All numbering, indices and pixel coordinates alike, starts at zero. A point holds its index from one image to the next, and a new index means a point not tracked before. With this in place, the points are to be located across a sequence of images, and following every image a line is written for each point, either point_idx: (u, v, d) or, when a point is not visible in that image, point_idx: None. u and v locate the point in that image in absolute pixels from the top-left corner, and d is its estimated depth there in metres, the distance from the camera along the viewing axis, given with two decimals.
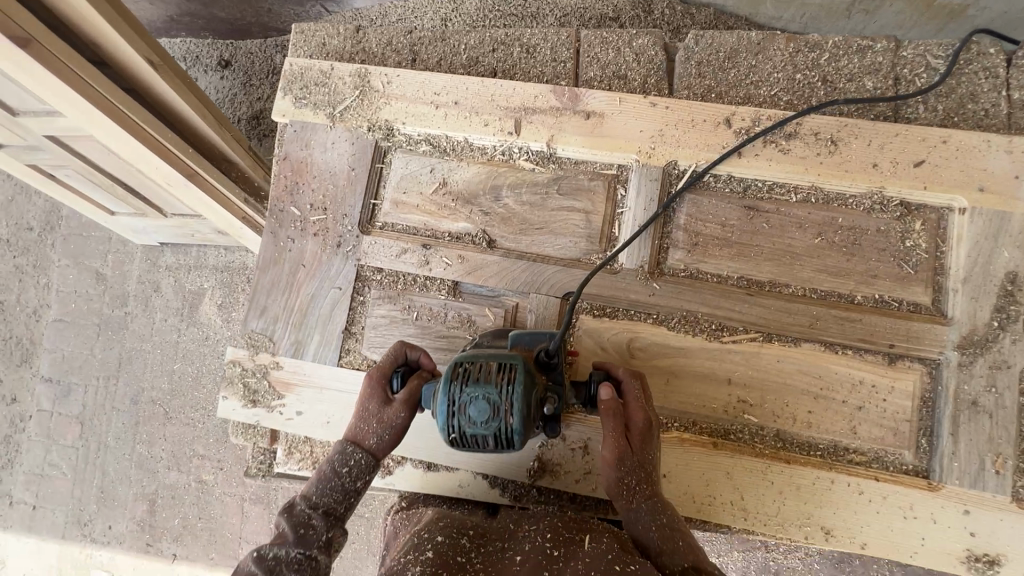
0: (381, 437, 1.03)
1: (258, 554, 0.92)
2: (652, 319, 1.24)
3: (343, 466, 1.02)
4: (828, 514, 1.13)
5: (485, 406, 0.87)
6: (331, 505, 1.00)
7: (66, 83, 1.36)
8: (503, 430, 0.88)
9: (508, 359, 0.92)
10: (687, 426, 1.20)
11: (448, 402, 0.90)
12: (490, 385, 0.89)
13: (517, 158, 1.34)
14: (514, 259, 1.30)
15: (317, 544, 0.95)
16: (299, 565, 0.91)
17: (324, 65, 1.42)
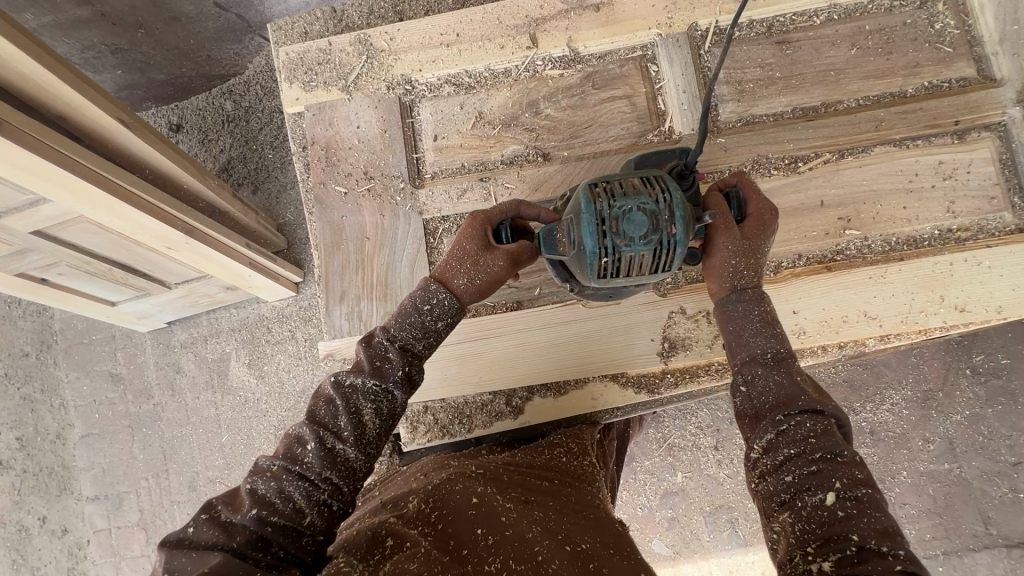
0: (473, 281, 1.06)
1: (337, 381, 0.97)
2: (727, 175, 1.25)
3: (426, 303, 1.04)
4: (955, 292, 1.16)
5: (643, 218, 0.92)
6: (409, 342, 1.01)
7: (46, 161, 1.18)
8: (663, 240, 0.94)
9: (653, 177, 0.97)
10: (795, 261, 1.22)
11: (604, 221, 0.93)
12: (641, 200, 0.94)
13: (543, 70, 1.33)
14: (574, 163, 1.28)
15: (393, 378, 0.98)
16: (374, 396, 0.95)
17: (321, 42, 1.38)
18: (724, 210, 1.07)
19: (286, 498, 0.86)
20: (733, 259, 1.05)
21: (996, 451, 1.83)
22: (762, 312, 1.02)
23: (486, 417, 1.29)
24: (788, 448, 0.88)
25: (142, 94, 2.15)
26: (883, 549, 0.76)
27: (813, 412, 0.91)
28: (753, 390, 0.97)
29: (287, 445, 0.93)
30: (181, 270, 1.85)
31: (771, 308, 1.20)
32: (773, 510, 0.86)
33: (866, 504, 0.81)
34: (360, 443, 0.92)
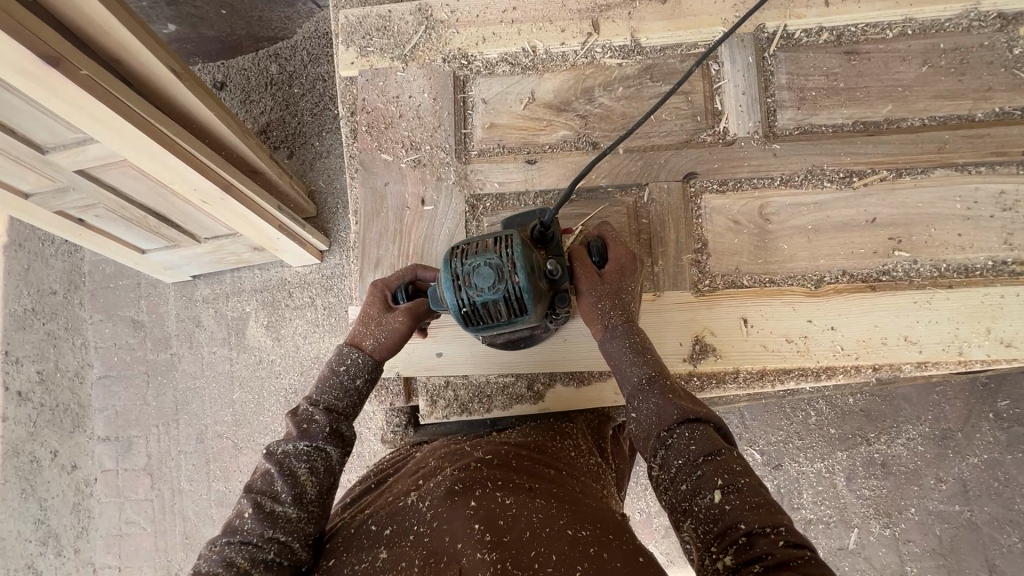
0: (379, 338, 1.08)
1: (269, 450, 0.98)
2: (778, 182, 1.23)
3: (341, 363, 1.07)
4: (1002, 326, 1.13)
5: (489, 271, 0.95)
6: (331, 402, 1.03)
7: (101, 102, 1.20)
8: (510, 288, 0.95)
9: (503, 233, 1.00)
10: (838, 277, 1.19)
11: (451, 279, 0.98)
12: (487, 256, 0.97)
13: (602, 57, 1.31)
14: (623, 154, 1.27)
15: (320, 438, 0.98)
16: (305, 456, 0.96)
17: (381, 9, 1.37)
18: (584, 259, 1.09)
19: (230, 565, 0.85)
20: (597, 301, 1.05)
21: (1010, 499, 1.79)
22: (641, 347, 1.03)
23: (507, 398, 1.29)
24: (677, 458, 0.89)
25: (193, 47, 2.18)
26: (770, 528, 0.79)
27: (689, 421, 0.92)
28: (639, 417, 0.97)
29: (228, 523, 0.92)
30: (213, 225, 1.87)
31: (809, 321, 1.18)
32: (679, 520, 0.86)
33: (749, 493, 0.83)
34: (300, 503, 0.92)
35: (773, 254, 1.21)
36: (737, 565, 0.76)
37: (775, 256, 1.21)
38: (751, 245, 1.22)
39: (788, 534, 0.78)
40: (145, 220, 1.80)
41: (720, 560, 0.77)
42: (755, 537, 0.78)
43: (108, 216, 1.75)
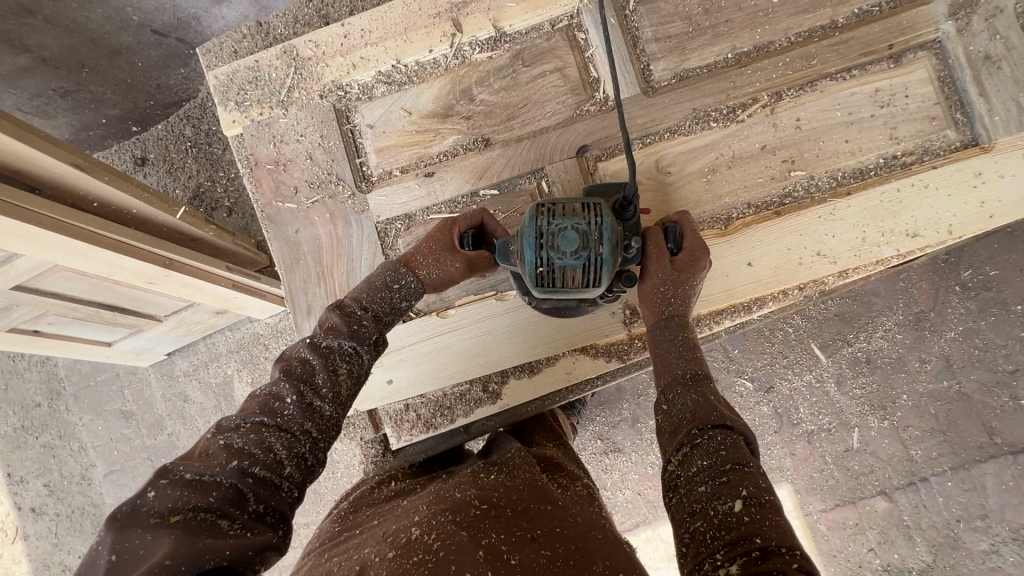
0: (432, 273, 1.19)
1: (313, 343, 1.02)
2: (666, 134, 1.25)
3: (396, 283, 1.15)
4: (907, 218, 1.15)
5: (574, 236, 1.01)
6: (379, 313, 1.12)
7: (15, 218, 1.20)
8: (592, 258, 1.01)
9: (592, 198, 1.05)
10: (744, 211, 1.21)
11: (539, 237, 1.03)
12: (576, 220, 1.03)
13: (471, 55, 1.31)
14: (514, 145, 1.28)
15: (367, 341, 1.05)
16: (349, 358, 1.02)
17: (248, 61, 1.37)
18: (659, 240, 1.14)
19: (267, 450, 0.89)
20: (660, 288, 1.12)
21: (994, 362, 1.84)
22: (685, 343, 1.09)
23: (466, 404, 1.32)
24: (702, 460, 0.92)
25: (98, 134, 2.16)
26: (786, 551, 0.80)
27: (725, 426, 0.95)
28: (672, 408, 1.00)
29: (262, 404, 0.95)
30: (169, 301, 1.88)
31: (727, 260, 1.20)
32: (687, 521, 0.89)
33: (770, 511, 0.86)
34: (336, 402, 0.98)
35: (678, 205, 1.23)
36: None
37: (680, 207, 1.23)
38: (655, 202, 1.23)
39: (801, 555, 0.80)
40: (102, 314, 1.80)
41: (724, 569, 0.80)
42: (768, 556, 0.79)
43: (64, 321, 1.76)
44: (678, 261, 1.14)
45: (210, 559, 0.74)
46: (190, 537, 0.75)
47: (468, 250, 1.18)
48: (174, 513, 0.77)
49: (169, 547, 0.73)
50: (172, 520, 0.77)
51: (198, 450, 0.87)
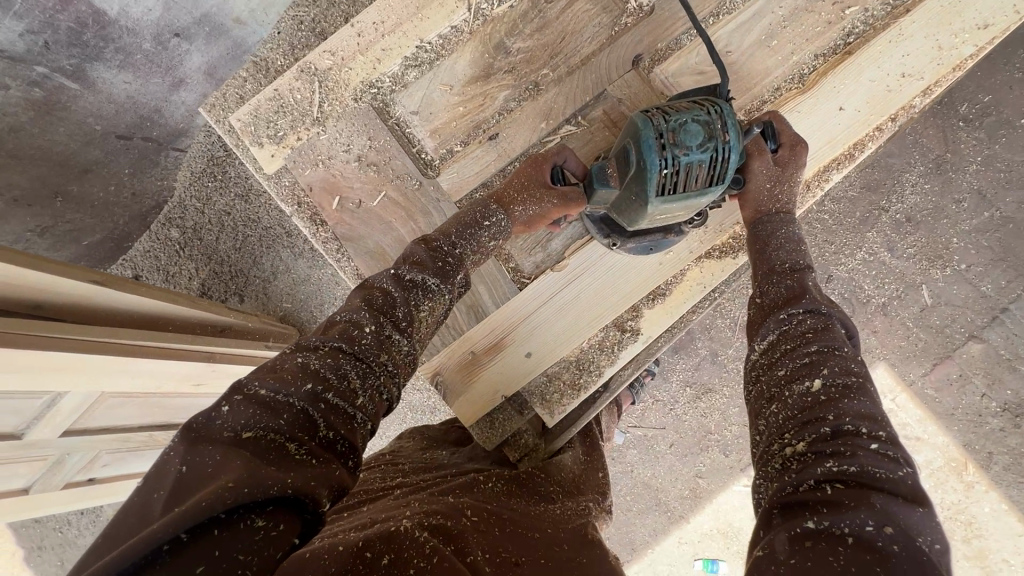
0: (525, 209, 1.23)
1: (396, 274, 1.12)
2: (713, 18, 1.24)
3: (485, 219, 1.22)
4: (973, 14, 1.18)
5: (698, 127, 1.04)
6: (463, 250, 1.20)
7: None
8: (717, 147, 1.05)
9: (697, 98, 1.10)
10: (813, 63, 1.23)
11: (661, 134, 1.03)
12: (692, 115, 1.06)
13: (492, 10, 1.27)
14: (568, 80, 1.26)
15: (449, 278, 1.16)
16: (429, 288, 1.13)
17: (266, 92, 1.29)
18: (760, 140, 1.21)
19: (343, 375, 0.94)
20: (766, 185, 1.21)
21: None
22: (788, 237, 1.21)
23: (607, 355, 1.42)
24: (785, 343, 1.07)
25: None
26: (863, 432, 0.90)
27: (813, 311, 1.09)
28: (762, 298, 1.17)
29: (340, 331, 1.01)
30: None
31: (819, 112, 1.22)
32: (763, 404, 1.03)
33: (852, 391, 0.96)
34: (410, 334, 1.07)
35: (749, 81, 1.23)
36: (810, 454, 0.90)
37: (751, 81, 1.23)
38: (727, 84, 1.23)
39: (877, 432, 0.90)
40: None
41: (792, 447, 0.92)
42: (841, 433, 0.91)
43: None
44: (777, 158, 1.22)
45: (275, 485, 0.73)
46: (259, 456, 0.76)
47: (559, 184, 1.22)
48: (246, 430, 0.79)
49: (235, 469, 0.73)
50: (247, 436, 0.78)
51: (271, 365, 0.91)
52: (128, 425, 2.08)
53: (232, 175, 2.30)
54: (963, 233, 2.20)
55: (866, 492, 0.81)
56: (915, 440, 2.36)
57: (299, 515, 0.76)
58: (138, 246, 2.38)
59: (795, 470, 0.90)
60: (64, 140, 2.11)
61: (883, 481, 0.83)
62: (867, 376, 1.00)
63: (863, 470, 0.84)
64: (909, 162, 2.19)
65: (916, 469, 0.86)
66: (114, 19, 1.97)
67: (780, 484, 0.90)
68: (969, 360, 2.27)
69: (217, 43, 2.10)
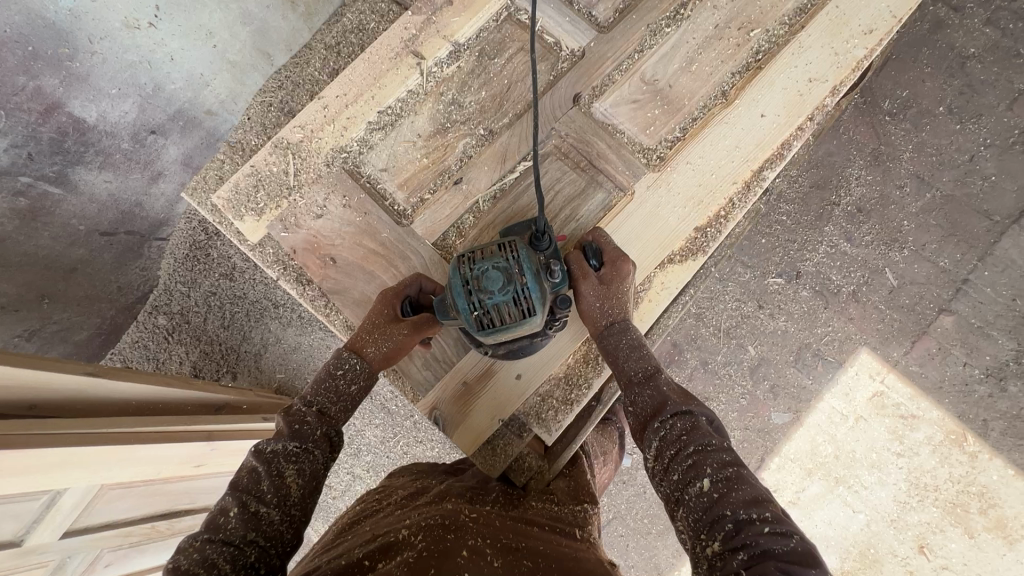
0: (380, 347, 1.32)
1: (258, 450, 1.17)
2: (637, 54, 1.41)
3: (340, 368, 1.30)
4: (859, 22, 1.37)
5: (497, 273, 1.16)
6: (324, 405, 1.27)
7: None
8: (519, 288, 1.17)
9: (504, 242, 1.23)
10: (732, 80, 1.40)
11: (466, 283, 1.17)
12: (495, 261, 1.19)
13: (441, 72, 1.42)
14: (518, 123, 1.40)
15: (311, 438, 1.20)
16: (294, 457, 1.17)
17: (244, 170, 1.41)
18: (582, 261, 1.35)
19: (211, 565, 1.01)
20: (597, 304, 1.34)
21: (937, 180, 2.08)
22: (631, 343, 1.35)
23: (594, 367, 1.50)
24: (671, 449, 1.18)
25: None
26: (754, 515, 1.05)
27: (683, 412, 1.22)
28: (637, 407, 1.29)
29: (211, 521, 1.08)
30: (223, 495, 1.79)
31: (744, 122, 1.38)
32: (673, 508, 1.15)
33: (734, 480, 1.10)
34: (284, 504, 1.12)
35: (674, 103, 1.40)
36: (726, 551, 1.03)
37: (679, 104, 1.40)
38: (658, 108, 1.40)
39: (764, 514, 1.05)
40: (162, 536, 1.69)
41: (711, 548, 1.05)
42: (740, 524, 1.04)
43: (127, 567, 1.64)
44: (603, 274, 1.36)
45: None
46: None
47: (410, 316, 1.35)
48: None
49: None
50: None
51: None
52: (130, 517, 2.06)
53: (215, 256, 2.46)
54: (911, 215, 2.35)
55: (767, 565, 0.95)
56: (911, 419, 2.41)
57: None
58: (128, 336, 2.49)
59: (719, 568, 1.02)
60: (49, 244, 2.13)
61: (781, 555, 0.97)
62: (741, 462, 1.14)
63: (765, 552, 0.98)
64: (848, 157, 2.37)
65: (803, 534, 1.01)
66: (93, 126, 2.09)
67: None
68: (944, 332, 2.37)
69: (191, 134, 2.27)
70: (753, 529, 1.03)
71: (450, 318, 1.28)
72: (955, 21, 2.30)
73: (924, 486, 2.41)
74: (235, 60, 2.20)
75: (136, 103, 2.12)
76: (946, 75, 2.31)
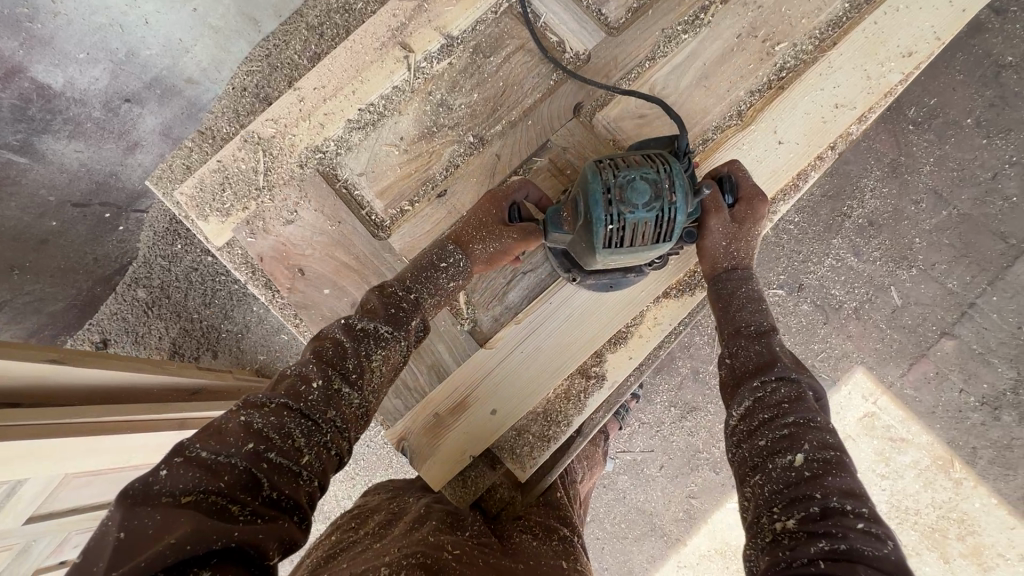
0: (484, 247, 1.23)
1: (349, 328, 1.11)
2: (649, 62, 1.28)
3: (443, 258, 1.22)
4: (897, 41, 1.23)
5: (645, 185, 1.06)
6: (421, 292, 1.20)
7: None
8: (663, 206, 1.07)
9: (652, 154, 1.12)
10: (750, 99, 1.27)
11: (608, 191, 1.07)
12: (642, 173, 1.08)
13: (431, 68, 1.29)
14: (512, 131, 1.27)
15: (402, 327, 1.17)
16: (384, 340, 1.13)
17: (209, 165, 1.29)
18: (717, 194, 1.24)
19: (287, 434, 0.96)
20: (723, 241, 1.25)
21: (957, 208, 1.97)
22: (748, 293, 1.26)
23: (575, 403, 1.45)
24: (764, 413, 1.09)
25: None
26: (847, 508, 0.93)
27: (787, 379, 1.12)
28: (734, 362, 1.20)
29: (288, 386, 1.02)
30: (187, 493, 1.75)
31: (758, 150, 1.26)
32: (748, 474, 1.05)
33: (833, 465, 0.98)
34: (362, 390, 1.09)
35: (684, 121, 1.27)
36: (801, 531, 0.92)
37: (689, 122, 1.27)
38: (667, 125, 1.27)
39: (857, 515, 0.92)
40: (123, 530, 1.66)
41: (783, 523, 0.95)
42: (829, 512, 0.93)
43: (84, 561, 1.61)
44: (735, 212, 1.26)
45: (219, 538, 0.78)
46: (203, 517, 0.79)
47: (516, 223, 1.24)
48: (186, 494, 0.82)
49: (184, 522, 0.78)
50: (187, 500, 0.81)
51: (216, 425, 0.93)
52: (95, 502, 2.02)
53: (194, 238, 2.25)
54: (924, 233, 2.24)
55: (854, 566, 0.84)
56: (900, 442, 2.36)
57: (245, 566, 0.80)
58: (105, 308, 2.31)
59: (787, 545, 0.92)
60: (15, 213, 2.07)
61: (871, 560, 0.85)
62: (844, 449, 1.02)
63: (853, 549, 0.87)
64: (866, 167, 2.24)
65: (899, 543, 0.89)
66: (60, 92, 1.97)
67: (770, 559, 0.92)
68: (944, 357, 2.29)
69: (171, 103, 2.08)
70: (843, 521, 0.91)
71: (561, 232, 1.18)
72: (995, 25, 2.13)
73: (905, 509, 2.39)
74: (217, 25, 2.01)
75: (107, 69, 1.98)
76: (979, 84, 2.15)
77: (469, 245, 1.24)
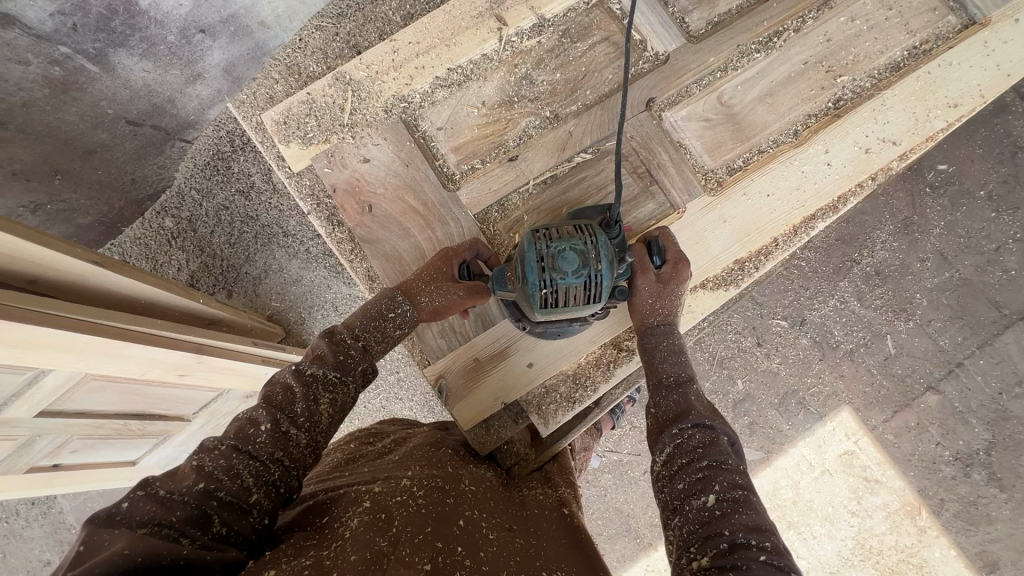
0: (433, 300, 1.32)
1: (298, 371, 1.17)
2: (720, 72, 1.45)
3: (390, 311, 1.30)
4: (945, 93, 1.40)
5: (574, 255, 1.18)
6: (369, 341, 1.26)
7: None
8: (592, 274, 1.19)
9: (581, 225, 1.25)
10: (809, 120, 1.43)
11: (541, 259, 1.19)
12: (572, 243, 1.21)
13: (520, 43, 1.44)
14: (587, 113, 1.40)
15: (351, 372, 1.21)
16: (331, 386, 1.17)
17: (299, 95, 1.42)
18: (644, 255, 1.36)
19: (235, 475, 1.01)
20: (649, 299, 1.35)
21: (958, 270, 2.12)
22: (671, 347, 1.34)
23: (603, 372, 1.55)
24: (682, 458, 1.16)
25: None
26: (752, 543, 0.99)
27: (703, 425, 1.18)
28: (660, 410, 1.26)
29: (239, 430, 1.08)
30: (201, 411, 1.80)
31: (810, 165, 1.42)
32: (670, 515, 1.11)
33: (742, 504, 1.05)
34: (311, 429, 1.12)
35: (740, 129, 1.43)
36: (712, 567, 0.97)
37: (747, 130, 1.43)
38: (726, 131, 1.43)
39: (766, 544, 0.99)
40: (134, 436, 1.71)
41: (697, 561, 1.00)
42: (736, 547, 0.99)
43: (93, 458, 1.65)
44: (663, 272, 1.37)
45: (168, 554, 0.85)
46: (152, 540, 0.85)
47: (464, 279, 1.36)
48: (141, 525, 0.88)
49: (130, 541, 0.84)
50: (139, 530, 0.87)
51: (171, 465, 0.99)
52: (105, 412, 2.05)
53: (236, 170, 2.35)
54: (925, 290, 2.37)
55: None
56: (874, 483, 2.46)
57: None
58: (130, 232, 2.39)
59: None
60: (75, 120, 2.07)
61: None
62: (751, 489, 1.10)
63: None
64: (880, 220, 2.37)
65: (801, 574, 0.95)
66: (144, 11, 1.94)
67: None
68: (927, 409, 2.42)
69: (239, 42, 2.16)
70: (747, 555, 0.98)
71: (505, 290, 1.30)
72: (1018, 109, 2.28)
73: (869, 547, 2.48)
74: None
75: None
76: (994, 160, 2.30)
77: (420, 297, 1.33)
